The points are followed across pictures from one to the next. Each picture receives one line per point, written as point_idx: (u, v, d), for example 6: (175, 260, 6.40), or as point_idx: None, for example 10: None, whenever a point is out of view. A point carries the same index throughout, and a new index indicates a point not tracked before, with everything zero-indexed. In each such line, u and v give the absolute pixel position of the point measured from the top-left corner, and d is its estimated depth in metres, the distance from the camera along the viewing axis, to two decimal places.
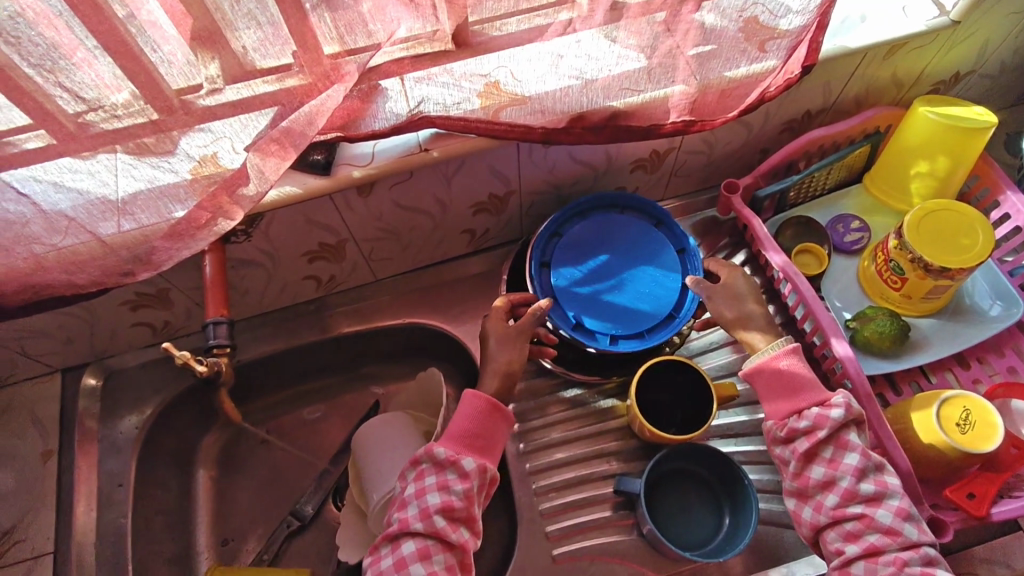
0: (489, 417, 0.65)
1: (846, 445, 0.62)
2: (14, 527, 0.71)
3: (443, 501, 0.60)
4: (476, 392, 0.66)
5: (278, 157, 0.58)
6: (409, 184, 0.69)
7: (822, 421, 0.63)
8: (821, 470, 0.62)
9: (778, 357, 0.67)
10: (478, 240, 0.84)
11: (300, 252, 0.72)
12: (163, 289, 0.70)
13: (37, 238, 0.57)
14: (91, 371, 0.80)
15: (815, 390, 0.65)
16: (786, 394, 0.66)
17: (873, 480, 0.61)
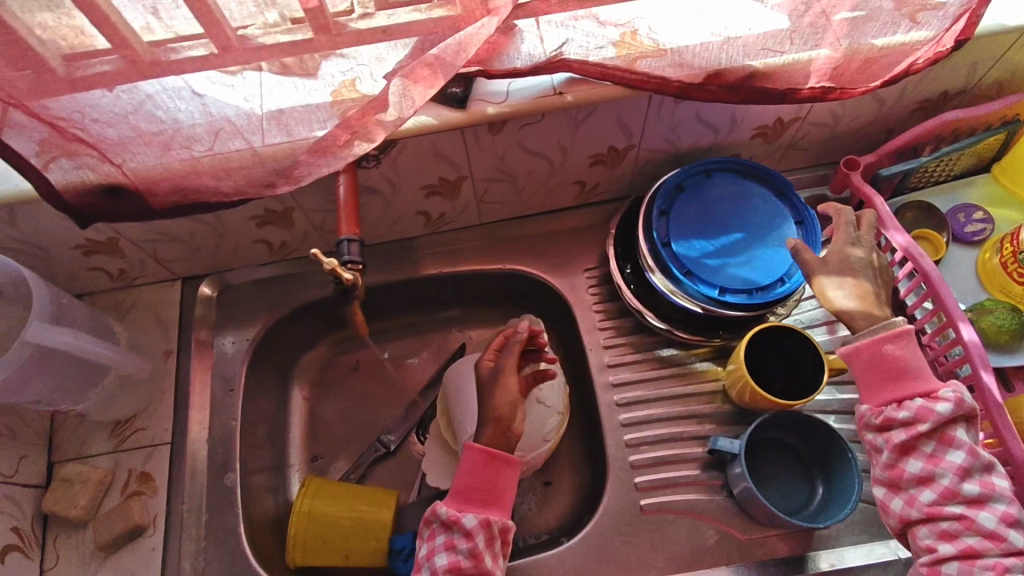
0: (488, 468, 0.66)
1: (951, 442, 0.61)
2: (137, 416, 0.76)
3: (450, 561, 0.62)
4: (472, 444, 0.67)
5: (427, 84, 0.60)
6: (537, 128, 0.69)
7: (925, 415, 0.61)
8: (919, 464, 0.61)
9: (883, 342, 0.65)
10: (587, 194, 0.84)
11: (419, 185, 0.74)
12: (289, 208, 0.74)
13: (196, 142, 0.60)
14: (208, 282, 0.84)
15: (921, 381, 0.63)
16: (887, 381, 0.64)
17: (977, 482, 0.60)
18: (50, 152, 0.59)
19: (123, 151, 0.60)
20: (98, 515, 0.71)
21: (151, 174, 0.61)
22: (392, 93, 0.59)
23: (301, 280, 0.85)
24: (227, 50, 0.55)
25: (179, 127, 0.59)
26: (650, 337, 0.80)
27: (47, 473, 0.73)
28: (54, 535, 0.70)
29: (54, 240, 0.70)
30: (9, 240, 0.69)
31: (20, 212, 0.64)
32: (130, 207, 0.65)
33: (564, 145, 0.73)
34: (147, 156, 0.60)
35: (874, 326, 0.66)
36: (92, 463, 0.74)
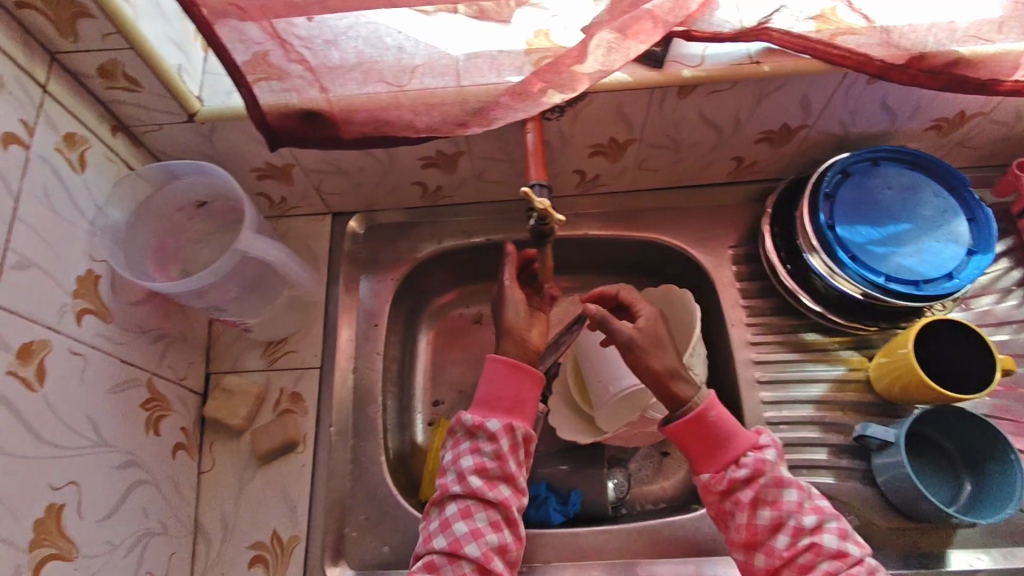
0: (511, 376, 0.66)
1: (783, 483, 0.61)
2: (289, 338, 0.79)
3: (476, 463, 0.62)
4: (493, 356, 0.68)
5: (645, 39, 0.60)
6: (723, 96, 0.68)
7: (761, 466, 0.62)
8: (767, 514, 0.60)
9: (705, 409, 0.64)
10: (740, 171, 0.83)
11: (589, 142, 0.75)
12: (459, 152, 0.74)
13: (406, 74, 0.63)
14: (357, 219, 0.86)
15: (772, 447, 0.64)
16: (708, 446, 0.64)
17: (811, 510, 0.60)
18: (259, 73, 0.61)
19: (334, 77, 0.62)
20: (254, 426, 0.75)
21: (354, 103, 0.63)
22: (595, 47, 0.61)
23: (444, 227, 0.86)
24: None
25: (392, 58, 0.62)
26: (794, 320, 0.80)
27: (206, 381, 0.77)
28: (212, 440, 0.74)
29: (237, 159, 0.72)
30: (199, 155, 0.71)
31: (221, 129, 0.67)
32: (319, 133, 0.65)
33: (742, 118, 0.72)
34: (356, 86, 0.63)
35: (694, 396, 0.65)
36: (247, 377, 0.77)
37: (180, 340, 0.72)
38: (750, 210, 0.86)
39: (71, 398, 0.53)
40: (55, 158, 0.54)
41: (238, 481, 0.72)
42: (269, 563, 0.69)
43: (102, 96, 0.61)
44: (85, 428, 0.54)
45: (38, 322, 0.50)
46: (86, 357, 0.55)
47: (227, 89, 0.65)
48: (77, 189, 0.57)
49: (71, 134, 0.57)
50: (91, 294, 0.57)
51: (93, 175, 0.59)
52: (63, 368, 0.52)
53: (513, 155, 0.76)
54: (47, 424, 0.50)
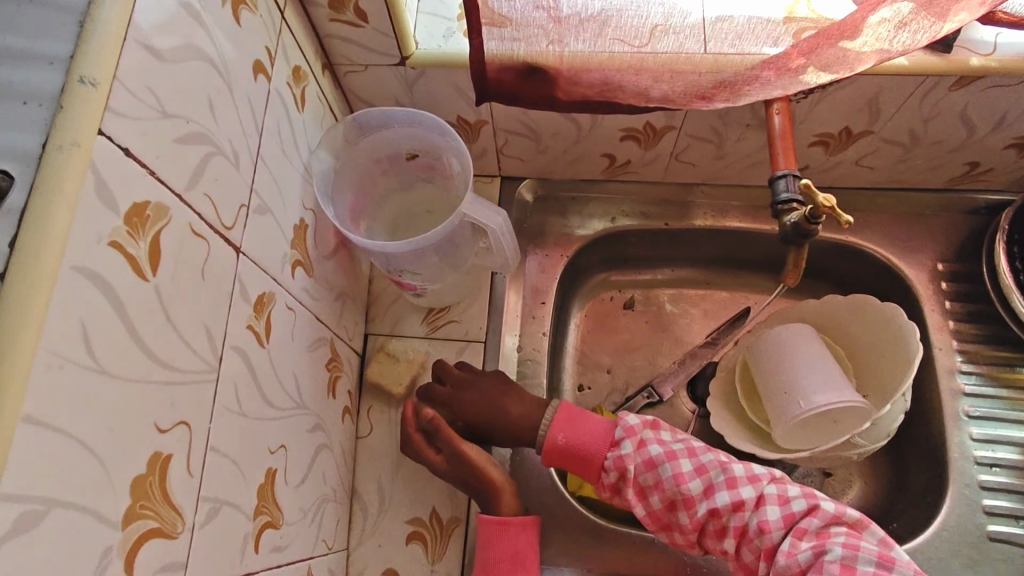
0: (503, 532, 0.61)
1: (653, 462, 0.58)
2: (451, 307, 0.74)
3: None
4: (479, 516, 0.62)
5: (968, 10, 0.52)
6: (1003, 92, 0.59)
7: (621, 463, 0.59)
8: (699, 512, 0.56)
9: (552, 438, 0.62)
10: (963, 180, 0.73)
11: (817, 130, 0.66)
12: (669, 127, 0.67)
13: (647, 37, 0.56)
14: (527, 186, 0.80)
15: (598, 433, 0.61)
16: (592, 467, 0.61)
17: (695, 477, 0.57)
18: (489, 17, 0.55)
19: (576, 31, 0.56)
20: (414, 395, 0.70)
21: (589, 61, 0.57)
22: (874, 22, 0.53)
23: (619, 204, 0.80)
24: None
25: (650, 13, 0.56)
26: (1010, 353, 0.72)
27: (365, 343, 0.73)
28: (368, 404, 0.70)
29: (430, 111, 0.67)
30: (392, 102, 0.66)
31: (429, 76, 0.61)
32: (536, 91, 0.59)
33: (1006, 118, 0.63)
34: (595, 43, 0.57)
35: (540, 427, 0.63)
36: (409, 343, 0.73)
37: (351, 297, 0.68)
38: (962, 223, 0.77)
39: (286, 355, 0.49)
40: (286, 92, 0.50)
41: (395, 452, 0.69)
42: (427, 542, 0.65)
43: (322, 28, 0.56)
44: (291, 386, 0.50)
45: (269, 272, 0.46)
46: (295, 313, 0.51)
47: (445, 33, 0.60)
48: (297, 127, 0.53)
49: (299, 69, 0.52)
50: (302, 244, 0.53)
51: (309, 117, 0.55)
52: (282, 322, 0.48)
53: (724, 136, 0.68)
54: (270, 384, 0.46)
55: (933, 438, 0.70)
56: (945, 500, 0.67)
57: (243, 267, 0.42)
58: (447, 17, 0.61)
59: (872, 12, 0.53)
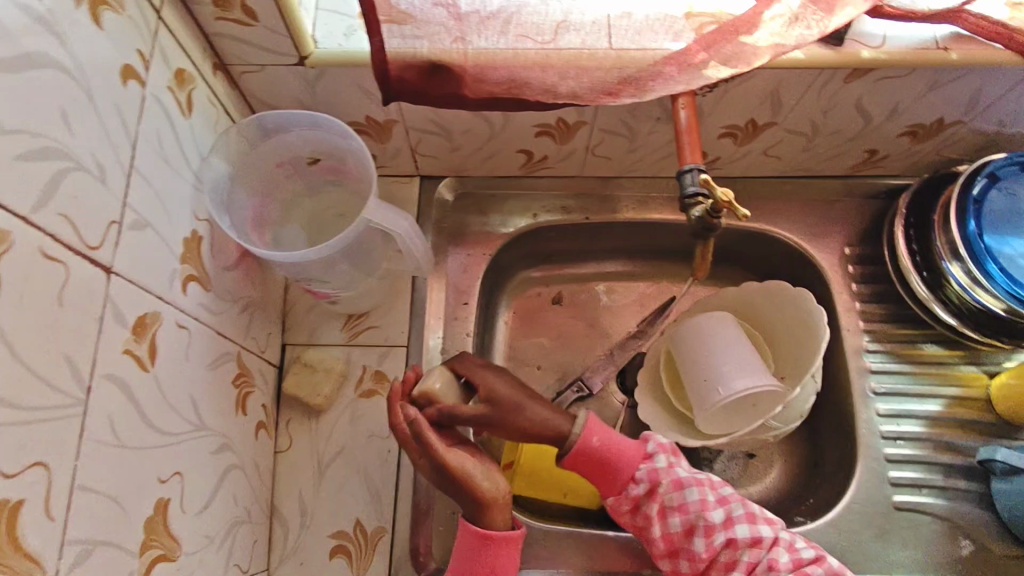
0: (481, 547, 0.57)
1: (682, 484, 0.60)
2: (371, 312, 0.72)
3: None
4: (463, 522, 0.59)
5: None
6: (892, 85, 0.62)
7: (655, 477, 0.60)
8: (677, 520, 0.59)
9: (587, 437, 0.60)
10: (865, 165, 0.77)
11: (725, 122, 0.68)
12: (581, 122, 0.67)
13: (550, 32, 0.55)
14: (447, 184, 0.79)
15: (631, 442, 0.62)
16: (604, 474, 0.61)
17: (718, 505, 0.59)
18: (389, 14, 0.53)
19: (478, 28, 0.55)
20: (336, 405, 0.69)
21: (493, 58, 0.55)
22: (770, 16, 0.54)
23: (539, 200, 0.80)
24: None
25: (551, 10, 0.55)
26: (911, 329, 0.76)
27: (283, 353, 0.70)
28: (288, 417, 0.68)
29: (337, 112, 0.64)
30: (295, 103, 0.63)
31: (330, 76, 0.58)
32: (442, 89, 0.57)
33: (897, 108, 0.65)
34: (499, 39, 0.55)
35: (570, 432, 0.60)
36: (328, 352, 0.70)
37: (262, 308, 0.65)
38: (866, 207, 0.80)
39: (178, 377, 0.46)
40: (167, 97, 0.46)
41: (316, 465, 0.67)
42: (352, 555, 0.64)
43: (207, 27, 0.53)
44: (189, 411, 0.47)
45: (152, 291, 0.43)
46: (192, 331, 0.49)
47: (345, 31, 0.57)
48: (184, 135, 0.49)
49: (182, 71, 0.49)
50: (196, 257, 0.50)
51: (197, 123, 0.51)
52: (173, 343, 0.46)
53: (636, 129, 0.69)
54: (158, 411, 0.43)
55: (844, 415, 0.74)
56: (854, 474, 0.70)
57: (115, 289, 0.39)
58: (346, 14, 0.58)
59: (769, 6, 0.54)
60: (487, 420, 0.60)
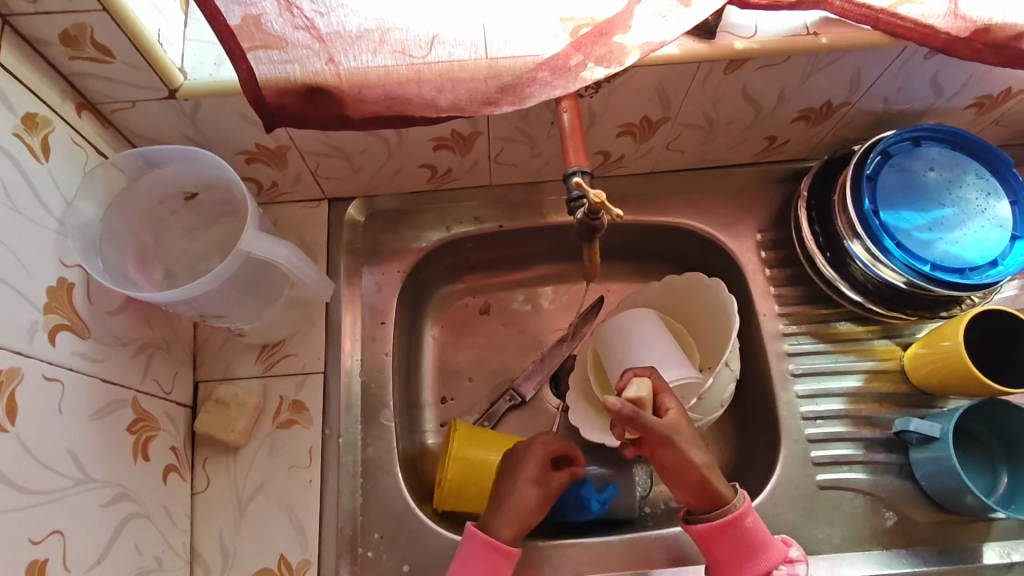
0: (489, 557, 0.61)
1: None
2: (286, 340, 0.70)
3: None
4: (476, 531, 0.62)
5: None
6: (772, 72, 0.62)
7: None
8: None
9: (741, 517, 0.60)
10: (769, 151, 0.78)
11: (619, 121, 0.68)
12: (476, 133, 0.67)
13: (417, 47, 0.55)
14: (357, 205, 0.78)
15: (777, 546, 0.60)
16: (741, 556, 0.60)
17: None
18: (254, 40, 0.51)
19: (345, 48, 0.54)
20: (253, 440, 0.67)
21: (368, 77, 0.54)
22: (640, 13, 0.54)
23: (453, 213, 0.79)
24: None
25: (419, 26, 0.54)
26: (827, 309, 0.77)
27: (194, 392, 0.68)
28: (204, 457, 0.66)
29: (223, 142, 0.63)
30: (179, 136, 0.62)
31: (207, 107, 0.57)
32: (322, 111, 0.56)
33: (785, 94, 0.66)
34: (371, 57, 0.54)
35: (732, 500, 0.60)
36: (240, 386, 0.68)
37: (165, 348, 0.63)
38: (777, 191, 0.81)
39: (49, 431, 0.46)
40: (14, 145, 0.46)
41: (236, 504, 0.65)
42: None
43: (64, 67, 0.51)
44: (65, 464, 0.47)
45: (6, 345, 0.43)
46: (65, 382, 0.48)
47: (215, 60, 0.56)
48: (41, 180, 0.49)
49: (32, 116, 0.49)
50: (65, 305, 0.50)
51: (58, 166, 0.51)
52: (40, 397, 0.46)
53: (534, 134, 0.68)
54: (22, 470, 0.43)
55: (768, 399, 0.75)
56: (781, 458, 0.71)
57: None
58: (215, 42, 0.56)
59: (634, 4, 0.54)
60: (672, 438, 0.56)
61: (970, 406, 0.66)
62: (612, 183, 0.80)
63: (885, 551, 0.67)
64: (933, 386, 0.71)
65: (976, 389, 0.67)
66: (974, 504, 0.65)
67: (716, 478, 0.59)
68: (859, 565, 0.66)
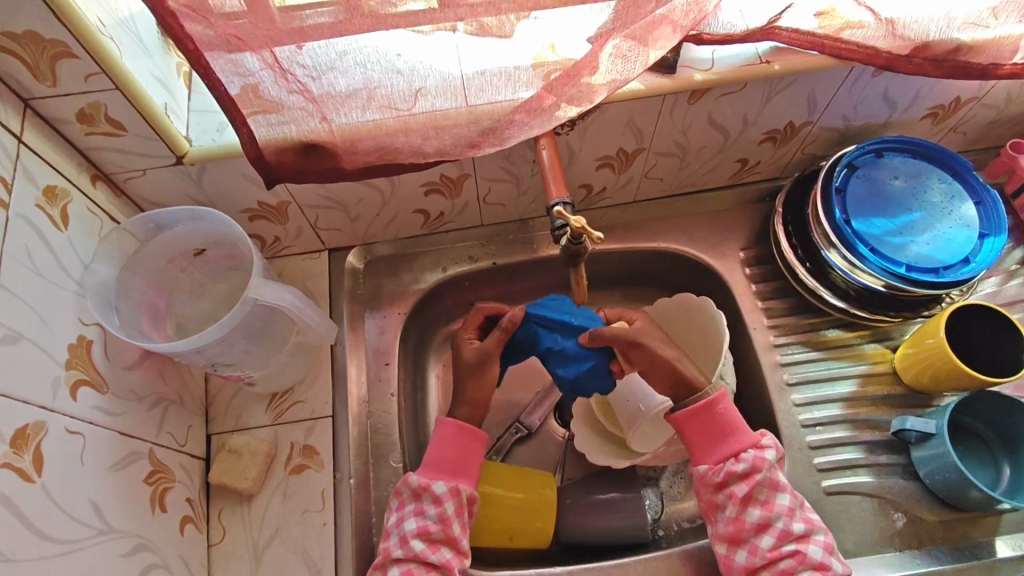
0: (458, 438, 0.67)
1: (777, 486, 0.61)
2: (294, 388, 0.73)
3: (419, 526, 0.61)
4: (445, 418, 0.68)
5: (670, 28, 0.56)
6: (733, 99, 0.67)
7: (759, 464, 0.62)
8: (758, 513, 0.61)
9: (714, 401, 0.65)
10: (743, 173, 0.82)
11: (596, 155, 0.73)
12: (464, 176, 0.71)
13: (398, 100, 0.57)
14: (356, 253, 0.81)
15: (749, 432, 0.64)
16: (711, 439, 0.65)
17: (801, 519, 0.60)
18: (254, 105, 0.55)
19: (337, 106, 0.57)
20: (266, 488, 0.68)
21: (358, 131, 0.58)
22: (606, 56, 0.57)
23: (448, 254, 0.82)
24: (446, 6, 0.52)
25: (402, 81, 0.56)
26: (815, 318, 0.80)
27: (207, 444, 0.70)
28: (219, 507, 0.67)
29: (227, 201, 0.67)
30: (186, 199, 0.66)
31: (212, 169, 0.61)
32: (318, 166, 0.61)
33: (749, 118, 0.71)
34: (361, 113, 0.58)
35: (706, 386, 0.66)
36: (252, 435, 0.70)
37: (178, 401, 0.66)
38: (754, 211, 0.85)
39: (73, 482, 0.49)
40: (36, 214, 0.50)
41: (252, 552, 0.65)
42: None
43: (81, 142, 0.56)
44: (88, 513, 0.50)
45: (33, 401, 0.46)
46: (86, 436, 0.51)
47: (217, 127, 0.61)
48: (61, 247, 0.53)
49: (52, 188, 0.53)
50: (85, 362, 0.53)
51: (76, 233, 0.55)
52: (62, 450, 0.48)
53: (518, 173, 0.73)
54: (48, 519, 0.45)
55: (768, 410, 0.76)
56: (786, 467, 0.72)
57: None
58: (216, 111, 0.61)
59: (603, 45, 0.56)
60: (637, 338, 0.66)
61: (961, 400, 0.68)
62: (597, 214, 0.84)
63: (899, 552, 0.67)
64: (923, 383, 0.73)
65: (966, 382, 0.68)
66: (979, 498, 0.65)
67: (683, 364, 0.66)
68: (874, 569, 0.66)
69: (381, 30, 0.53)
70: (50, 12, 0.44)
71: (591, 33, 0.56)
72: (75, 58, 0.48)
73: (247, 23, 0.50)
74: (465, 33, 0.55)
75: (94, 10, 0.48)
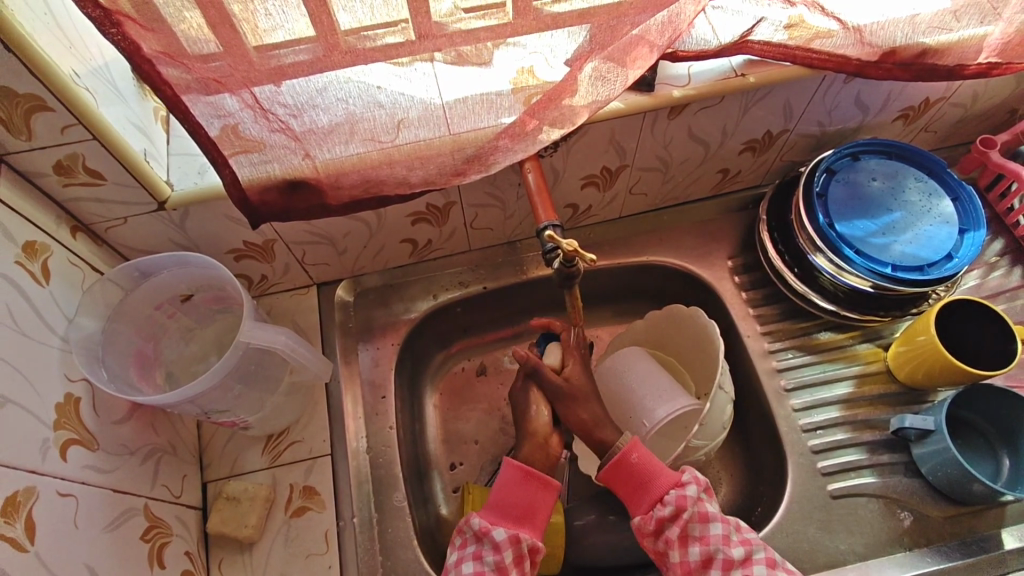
0: (525, 485, 0.63)
1: (707, 517, 0.60)
2: (290, 428, 0.71)
3: (476, 570, 0.58)
4: (510, 460, 0.65)
5: (646, 49, 0.57)
6: (711, 112, 0.68)
7: (683, 502, 0.60)
8: (698, 550, 0.59)
9: (626, 454, 0.63)
10: (725, 183, 0.83)
11: (581, 174, 0.73)
12: (450, 203, 0.71)
13: (380, 134, 0.56)
14: (345, 286, 0.81)
15: (669, 472, 0.63)
16: (637, 490, 0.63)
17: (739, 543, 0.59)
18: (235, 146, 0.54)
19: (319, 142, 0.56)
20: (267, 533, 0.66)
21: (343, 165, 0.58)
22: (585, 78, 0.57)
23: (438, 281, 0.82)
24: (425, 37, 0.50)
25: (384, 114, 0.55)
26: (806, 321, 0.80)
27: (203, 493, 0.67)
28: (219, 558, 0.65)
29: (212, 244, 0.66)
30: (169, 244, 0.65)
31: (195, 213, 0.60)
32: (305, 202, 0.60)
33: (728, 130, 0.72)
34: (344, 147, 0.57)
35: (617, 442, 0.65)
36: (249, 480, 0.68)
37: (171, 451, 0.64)
38: (738, 219, 0.86)
39: (67, 547, 0.47)
40: (16, 272, 0.49)
41: None
42: None
43: (60, 195, 0.55)
44: None
45: (22, 467, 0.45)
46: (78, 497, 0.50)
47: (198, 170, 0.60)
48: (43, 302, 0.52)
49: (32, 243, 0.52)
50: (73, 421, 0.52)
51: (59, 287, 0.54)
52: (54, 515, 0.47)
53: (504, 198, 0.73)
54: None
55: (767, 417, 0.76)
56: (790, 474, 0.72)
57: None
58: (196, 153, 0.60)
59: (581, 67, 0.56)
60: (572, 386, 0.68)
61: (955, 396, 0.69)
62: (584, 230, 0.85)
63: (909, 552, 0.67)
64: (918, 383, 0.74)
65: (959, 379, 0.69)
66: (984, 494, 0.66)
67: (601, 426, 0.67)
68: (887, 571, 0.66)
69: (361, 64, 0.51)
70: (23, 66, 0.44)
71: (570, 56, 0.55)
72: (50, 110, 0.47)
73: (226, 65, 0.48)
74: (442, 63, 0.53)
75: (66, 60, 0.48)
